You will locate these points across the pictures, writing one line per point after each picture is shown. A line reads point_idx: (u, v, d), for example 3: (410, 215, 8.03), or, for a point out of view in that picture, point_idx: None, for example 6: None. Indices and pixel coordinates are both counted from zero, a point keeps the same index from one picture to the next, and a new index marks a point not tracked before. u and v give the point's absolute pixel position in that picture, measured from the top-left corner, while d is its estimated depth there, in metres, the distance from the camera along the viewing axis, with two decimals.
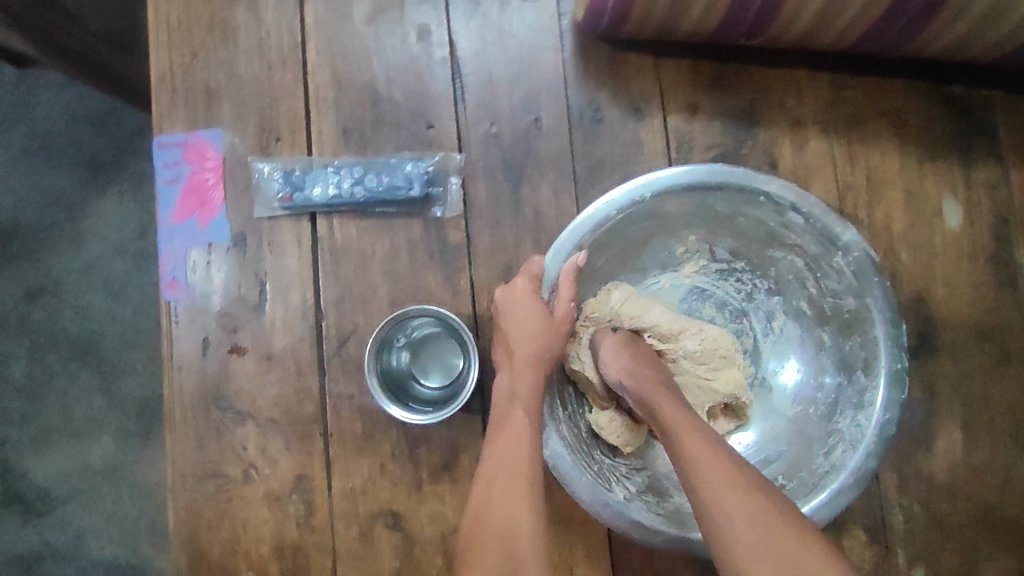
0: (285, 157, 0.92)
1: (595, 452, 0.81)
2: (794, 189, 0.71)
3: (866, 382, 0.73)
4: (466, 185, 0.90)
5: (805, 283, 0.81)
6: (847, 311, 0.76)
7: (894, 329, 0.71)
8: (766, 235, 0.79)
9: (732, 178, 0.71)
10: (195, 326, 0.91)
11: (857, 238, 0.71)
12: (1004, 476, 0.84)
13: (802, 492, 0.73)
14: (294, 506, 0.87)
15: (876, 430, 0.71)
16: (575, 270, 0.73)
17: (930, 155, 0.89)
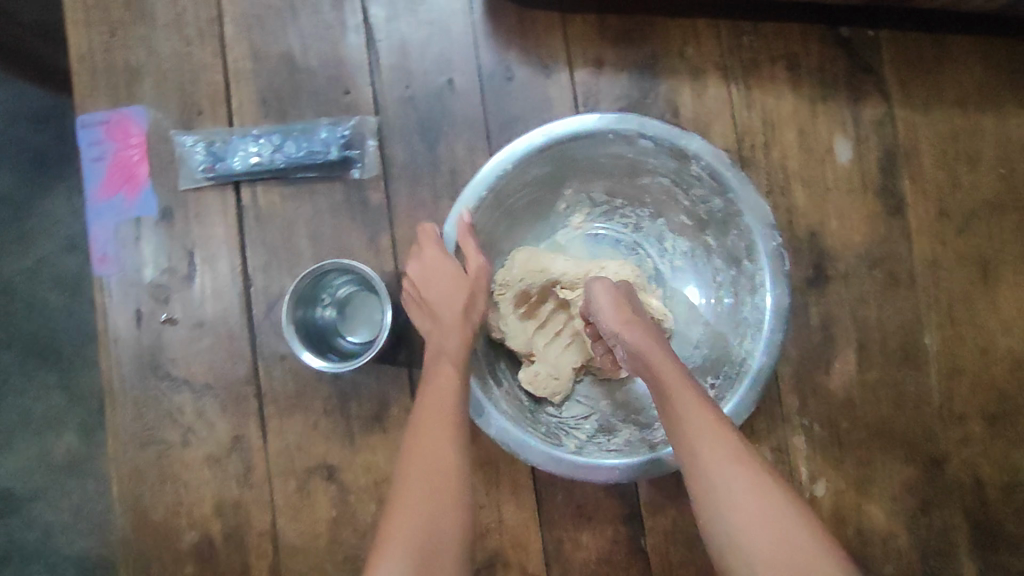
0: (206, 128, 0.94)
1: (540, 416, 0.84)
2: (631, 119, 0.77)
3: (751, 266, 0.81)
4: (383, 148, 0.93)
5: (676, 199, 0.87)
6: (718, 209, 0.82)
7: (760, 210, 0.78)
8: (629, 168, 0.85)
9: (580, 126, 0.77)
10: (127, 298, 0.94)
11: (701, 143, 0.77)
12: (896, 392, 0.90)
13: (729, 387, 0.81)
14: (233, 465, 0.91)
15: (772, 305, 0.78)
16: (468, 227, 0.78)
17: (822, 96, 0.94)
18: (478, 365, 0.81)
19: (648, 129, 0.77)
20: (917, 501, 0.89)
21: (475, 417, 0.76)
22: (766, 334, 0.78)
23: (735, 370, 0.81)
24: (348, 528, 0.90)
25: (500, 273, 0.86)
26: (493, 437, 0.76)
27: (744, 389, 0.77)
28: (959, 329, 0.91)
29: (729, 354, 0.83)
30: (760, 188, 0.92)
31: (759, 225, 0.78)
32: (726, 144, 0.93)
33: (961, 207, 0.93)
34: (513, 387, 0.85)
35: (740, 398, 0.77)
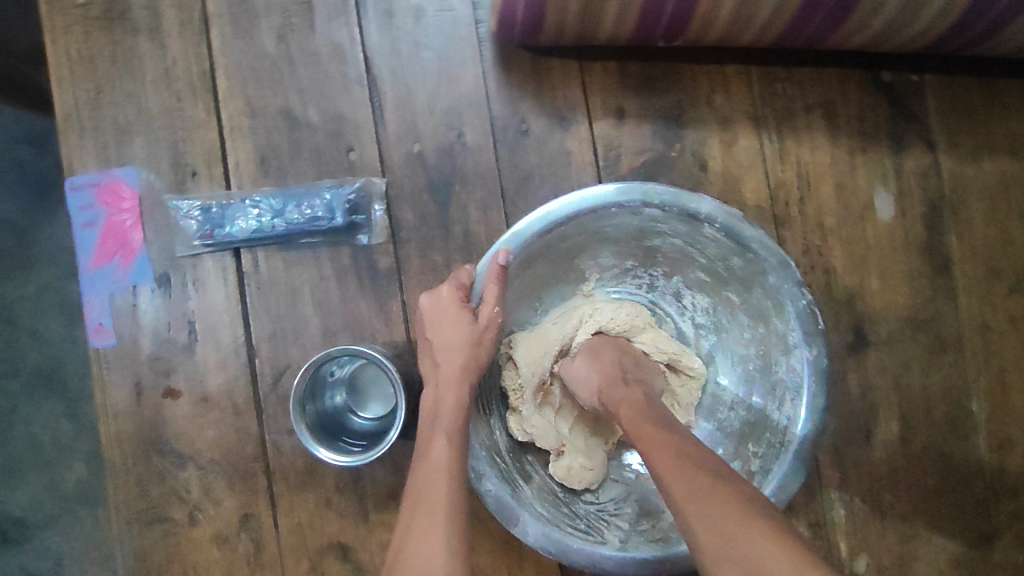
0: (203, 192, 0.89)
1: (578, 509, 0.80)
2: (636, 188, 0.71)
3: (781, 327, 0.73)
4: (391, 209, 0.87)
5: (693, 261, 0.80)
6: (738, 268, 0.75)
7: (782, 264, 0.70)
8: (635, 234, 0.78)
9: (582, 203, 0.71)
10: (126, 370, 0.89)
11: (714, 205, 0.70)
12: (942, 461, 0.86)
13: (773, 456, 0.72)
14: (242, 544, 0.87)
15: (809, 366, 0.70)
16: (500, 269, 0.71)
17: (861, 145, 0.87)
18: (503, 466, 0.77)
19: (655, 194, 0.71)
20: None
21: (511, 528, 0.71)
22: (807, 397, 0.71)
23: (776, 439, 0.73)
24: None
25: (506, 373, 0.81)
26: (533, 545, 0.71)
27: (787, 461, 0.69)
28: (1010, 395, 0.86)
29: (767, 419, 0.76)
30: (796, 247, 0.86)
31: (786, 286, 0.70)
32: (757, 199, 0.87)
33: (1013, 264, 0.87)
34: (545, 479, 0.81)
35: (785, 469, 0.70)
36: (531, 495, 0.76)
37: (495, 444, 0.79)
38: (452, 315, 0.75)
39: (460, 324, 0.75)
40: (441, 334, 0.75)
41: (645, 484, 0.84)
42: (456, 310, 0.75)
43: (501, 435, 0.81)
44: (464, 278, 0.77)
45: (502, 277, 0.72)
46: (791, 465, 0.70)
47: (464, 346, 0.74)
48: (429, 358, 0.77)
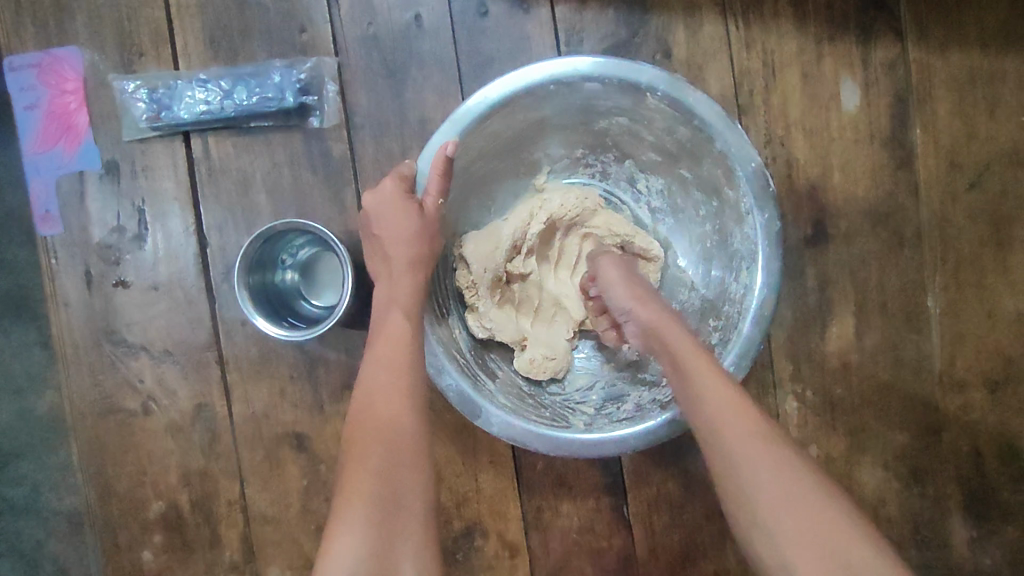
0: (148, 72, 0.85)
1: (543, 399, 0.80)
2: (573, 59, 0.70)
3: (734, 195, 0.74)
4: (345, 93, 0.84)
5: (641, 141, 0.80)
6: (684, 138, 0.75)
7: (728, 126, 0.71)
8: (580, 114, 0.78)
9: (522, 77, 0.70)
10: (74, 259, 0.87)
11: (654, 73, 0.70)
12: (894, 355, 0.86)
13: (735, 321, 0.74)
14: (197, 434, 0.87)
15: (763, 231, 0.72)
16: (447, 160, 0.69)
17: (828, 34, 0.85)
18: (464, 362, 0.76)
19: (594, 69, 0.70)
20: (909, 469, 0.86)
21: (475, 420, 0.72)
22: (763, 260, 0.71)
23: (735, 309, 0.75)
24: (321, 497, 0.87)
25: (460, 273, 0.79)
26: (498, 435, 0.72)
27: (745, 326, 0.71)
28: (965, 292, 0.86)
29: (726, 291, 0.77)
30: (758, 138, 0.85)
31: (733, 151, 0.71)
32: (721, 88, 0.85)
33: (974, 159, 0.86)
34: (511, 373, 0.81)
35: (747, 333, 0.71)
36: (493, 389, 0.76)
37: (455, 341, 0.78)
38: (398, 210, 0.72)
39: (406, 219, 0.71)
40: (388, 229, 0.72)
41: (611, 371, 0.84)
42: (400, 204, 0.72)
43: (462, 333, 0.80)
44: (406, 171, 0.73)
45: (448, 171, 0.70)
46: (749, 332, 0.71)
47: (413, 235, 0.71)
48: (378, 256, 0.74)
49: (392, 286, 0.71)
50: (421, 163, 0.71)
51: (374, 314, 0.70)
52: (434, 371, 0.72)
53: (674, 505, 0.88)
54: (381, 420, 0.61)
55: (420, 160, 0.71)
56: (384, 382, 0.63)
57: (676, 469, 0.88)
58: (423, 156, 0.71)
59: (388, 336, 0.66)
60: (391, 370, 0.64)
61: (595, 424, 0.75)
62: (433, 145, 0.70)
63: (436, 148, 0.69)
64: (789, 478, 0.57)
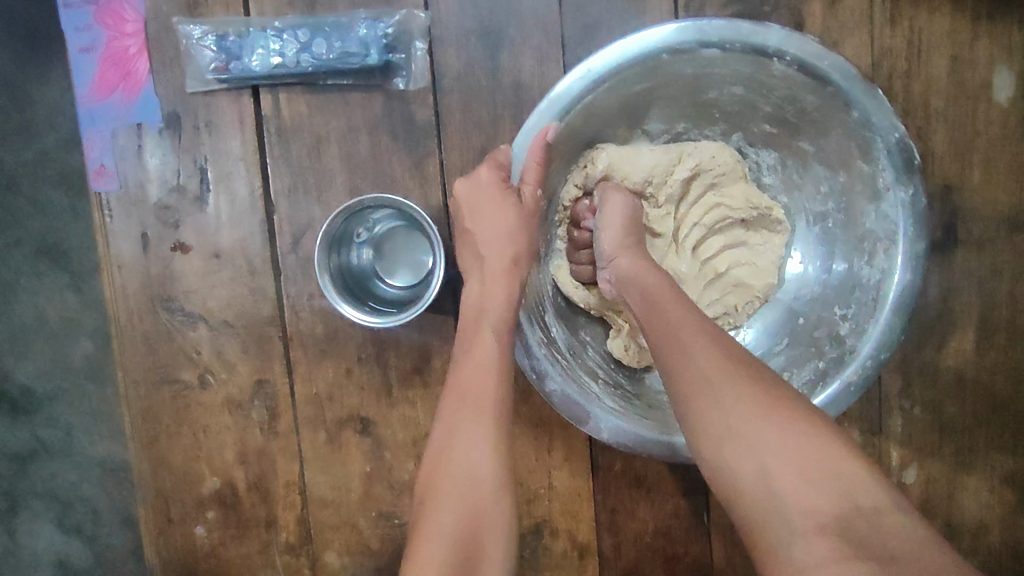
0: (217, 17, 0.76)
1: (600, 371, 0.73)
2: (686, 26, 0.61)
3: (868, 168, 0.66)
4: (433, 51, 0.75)
5: (756, 113, 0.71)
6: (810, 108, 0.67)
7: (867, 95, 0.63)
8: (689, 87, 0.69)
9: (626, 50, 0.62)
10: (131, 220, 0.81)
11: (782, 35, 0.61)
12: (1016, 376, 0.79)
13: (867, 316, 0.68)
14: (256, 412, 0.82)
15: (905, 209, 0.65)
16: (546, 145, 0.64)
17: (987, 12, 0.74)
18: (546, 335, 0.71)
19: (712, 36, 0.61)
20: (1015, 498, 0.81)
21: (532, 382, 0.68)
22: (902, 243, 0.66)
23: (866, 297, 0.69)
24: (384, 484, 0.82)
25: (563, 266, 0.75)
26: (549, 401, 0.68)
27: (886, 312, 0.66)
28: None
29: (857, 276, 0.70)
30: None
31: (873, 118, 0.63)
32: (857, 68, 0.75)
33: None
34: (584, 354, 0.74)
35: (887, 326, 0.66)
36: (604, 391, 0.70)
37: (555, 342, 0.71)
38: (495, 203, 0.68)
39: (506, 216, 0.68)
40: (486, 223, 0.69)
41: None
42: (498, 197, 0.68)
43: (556, 327, 0.73)
44: (500, 159, 0.69)
45: (546, 156, 0.65)
46: (891, 320, 0.66)
47: (513, 237, 0.69)
48: (468, 251, 0.71)
49: (486, 291, 0.67)
50: (517, 149, 0.65)
51: (462, 320, 0.68)
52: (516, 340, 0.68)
53: None
54: (457, 484, 0.58)
55: (517, 142, 0.65)
56: (466, 431, 0.60)
57: None
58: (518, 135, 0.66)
59: (478, 365, 0.63)
60: (477, 429, 0.60)
61: (640, 413, 0.69)
62: (531, 129, 0.64)
63: (534, 132, 0.64)
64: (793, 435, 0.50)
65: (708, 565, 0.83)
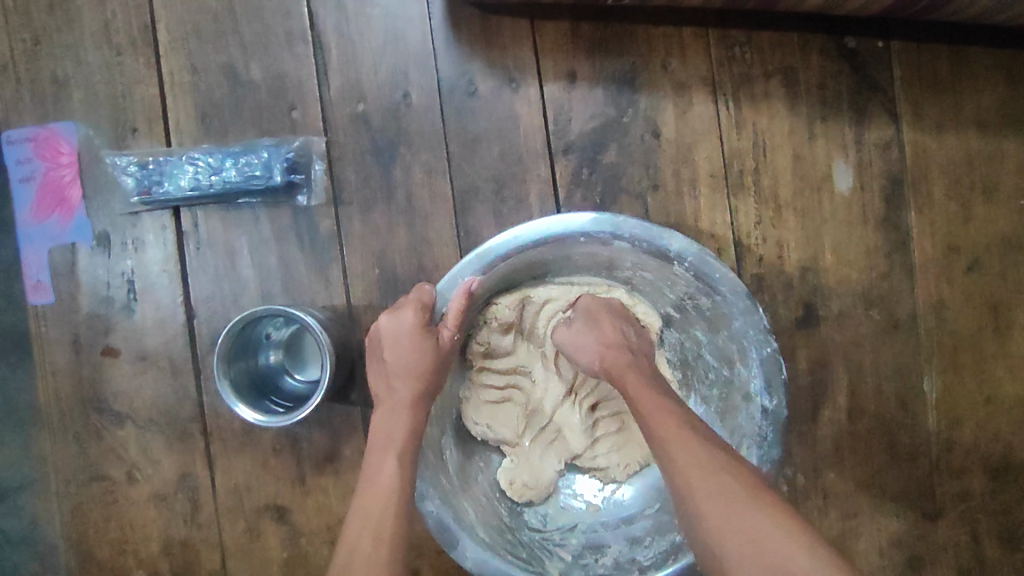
0: (141, 147, 0.86)
1: (522, 537, 0.79)
2: (553, 220, 0.68)
3: (663, 259, 0.69)
4: (333, 169, 0.85)
5: (618, 267, 0.76)
6: (657, 266, 0.72)
7: (649, 233, 0.67)
8: (558, 259, 0.75)
9: (508, 243, 0.68)
10: (64, 328, 0.87)
11: (621, 219, 0.67)
12: (888, 439, 0.86)
13: (744, 372, 0.71)
14: (180, 504, 0.87)
15: (697, 262, 0.67)
16: (469, 295, 0.70)
17: (821, 116, 0.84)
18: (450, 485, 0.76)
19: (570, 226, 0.67)
20: (902, 555, 0.86)
21: (449, 550, 0.72)
22: (757, 349, 0.69)
23: (733, 350, 0.72)
24: (301, 569, 0.87)
25: (474, 429, 0.82)
26: (470, 568, 0.72)
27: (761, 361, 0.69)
28: (962, 374, 0.86)
29: (728, 358, 0.73)
30: (748, 220, 0.85)
31: (649, 235, 0.67)
32: (711, 169, 0.84)
33: (972, 241, 0.85)
34: (492, 501, 0.81)
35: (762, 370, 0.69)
36: (553, 562, 0.76)
37: (486, 515, 0.78)
38: (412, 346, 0.72)
39: (425, 352, 0.73)
40: (401, 361, 0.73)
41: (593, 516, 0.81)
42: (418, 337, 0.72)
43: (450, 451, 0.80)
44: (426, 298, 0.72)
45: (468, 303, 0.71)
46: (769, 359, 0.68)
47: (424, 372, 0.73)
48: (382, 379, 0.75)
49: (377, 465, 0.69)
50: (440, 299, 0.72)
51: (371, 444, 0.71)
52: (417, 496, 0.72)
53: None
54: None
55: (441, 290, 0.71)
56: (365, 547, 0.63)
57: None
58: (446, 279, 0.71)
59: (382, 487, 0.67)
60: (377, 560, 0.62)
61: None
62: (450, 285, 0.70)
63: (454, 287, 0.70)
64: (735, 506, 0.59)
65: None
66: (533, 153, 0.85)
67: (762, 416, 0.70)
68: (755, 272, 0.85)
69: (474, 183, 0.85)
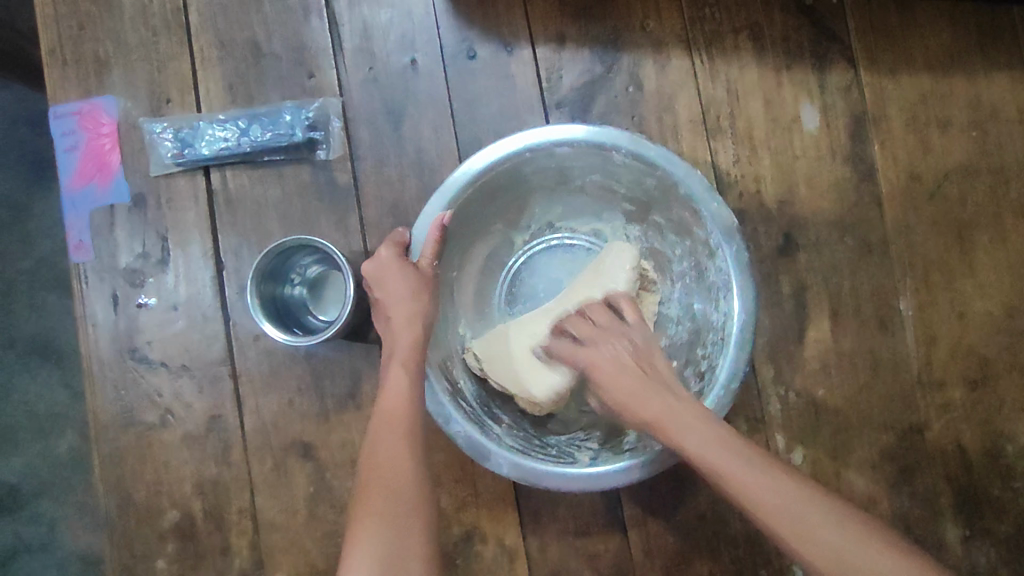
0: (175, 116, 0.95)
1: (549, 440, 0.84)
2: (498, 147, 0.77)
3: (601, 153, 0.79)
4: (349, 128, 0.94)
5: (569, 178, 0.86)
6: (601, 163, 0.82)
7: (577, 137, 0.77)
8: (518, 186, 0.85)
9: (468, 175, 0.78)
10: (103, 283, 0.95)
11: (554, 129, 0.77)
12: (872, 356, 0.91)
13: (703, 234, 0.80)
14: (211, 445, 0.93)
15: (631, 150, 0.77)
16: (443, 228, 0.77)
17: (786, 64, 0.94)
18: (471, 410, 0.82)
19: (515, 144, 0.77)
20: (897, 466, 0.91)
21: (484, 463, 0.77)
22: (705, 208, 0.77)
23: (690, 219, 0.80)
24: (326, 504, 0.91)
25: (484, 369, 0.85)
26: (507, 474, 0.77)
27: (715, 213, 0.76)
28: (935, 294, 0.92)
29: (686, 228, 0.82)
30: (727, 159, 0.93)
31: (582, 138, 0.77)
32: (690, 115, 0.93)
33: (933, 170, 0.93)
34: (515, 420, 0.86)
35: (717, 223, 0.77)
36: (585, 454, 0.82)
37: (515, 430, 0.84)
38: (398, 271, 0.79)
39: (406, 278, 0.78)
40: (395, 286, 0.78)
41: None
42: (398, 265, 0.79)
43: (466, 382, 0.85)
44: (401, 238, 0.81)
45: (443, 237, 0.78)
46: (724, 218, 0.76)
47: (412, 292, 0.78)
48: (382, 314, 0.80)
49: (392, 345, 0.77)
50: (417, 234, 0.79)
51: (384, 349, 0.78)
52: (442, 420, 0.78)
53: (667, 508, 0.92)
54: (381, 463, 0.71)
55: (416, 229, 0.79)
56: (387, 433, 0.73)
57: (668, 476, 0.92)
58: (418, 225, 0.79)
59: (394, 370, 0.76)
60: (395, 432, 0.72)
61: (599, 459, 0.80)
62: (424, 223, 0.78)
63: (428, 222, 0.78)
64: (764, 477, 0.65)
65: (628, 559, 0.91)
66: (529, 107, 0.94)
67: (731, 253, 0.77)
68: (736, 206, 0.93)
69: (476, 136, 0.94)
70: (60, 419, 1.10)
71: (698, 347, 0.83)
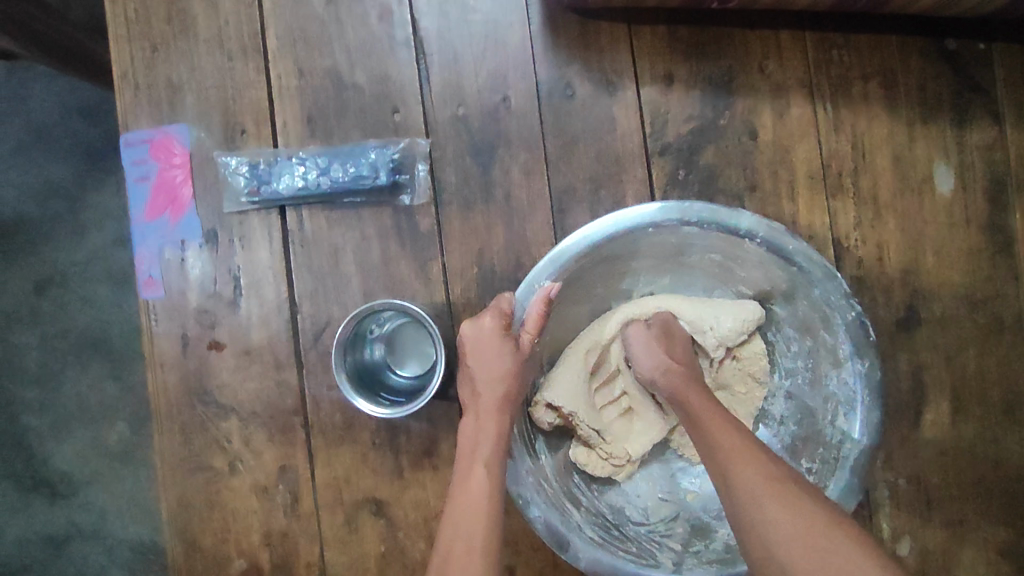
0: (250, 149, 0.90)
1: (629, 530, 0.77)
2: (619, 216, 0.70)
3: (732, 238, 0.71)
4: (435, 171, 0.87)
5: (684, 255, 0.79)
6: (727, 247, 0.74)
7: (711, 217, 0.70)
8: (627, 257, 0.77)
9: (579, 243, 0.70)
10: (173, 322, 0.91)
11: (686, 206, 0.70)
12: (996, 446, 0.83)
13: (828, 323, 0.72)
14: (280, 496, 0.89)
15: (768, 243, 0.70)
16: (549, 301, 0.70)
17: (921, 117, 0.84)
18: (552, 491, 0.74)
19: (639, 216, 0.70)
20: (1013, 566, 0.83)
21: (563, 554, 0.71)
22: (841, 315, 0.70)
23: (816, 312, 0.73)
24: (397, 563, 0.88)
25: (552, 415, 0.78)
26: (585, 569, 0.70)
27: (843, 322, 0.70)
28: None
29: (810, 326, 0.76)
30: (848, 221, 0.84)
31: (716, 219, 0.70)
32: (809, 170, 0.85)
33: None
34: (593, 501, 0.79)
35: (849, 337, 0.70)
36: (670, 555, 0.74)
37: (597, 511, 0.78)
38: (496, 346, 0.73)
39: (504, 357, 0.73)
40: (487, 358, 0.73)
41: (693, 501, 0.81)
42: (499, 340, 0.73)
43: (545, 454, 0.79)
44: (505, 306, 0.73)
45: (547, 311, 0.71)
46: (854, 313, 0.70)
47: (506, 378, 0.73)
48: (467, 382, 0.75)
49: (481, 410, 0.72)
50: (519, 303, 0.72)
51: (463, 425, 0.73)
52: (521, 502, 0.71)
53: None
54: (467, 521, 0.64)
55: (519, 294, 0.71)
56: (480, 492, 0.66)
57: None
58: (521, 290, 0.72)
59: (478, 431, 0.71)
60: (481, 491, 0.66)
61: (683, 564, 0.72)
62: (531, 288, 0.71)
63: (537, 291, 0.70)
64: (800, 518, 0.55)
65: None
66: (630, 154, 0.86)
67: (858, 366, 0.70)
68: (855, 273, 0.84)
69: (571, 183, 0.86)
70: (124, 443, 1.08)
71: (803, 457, 0.78)
